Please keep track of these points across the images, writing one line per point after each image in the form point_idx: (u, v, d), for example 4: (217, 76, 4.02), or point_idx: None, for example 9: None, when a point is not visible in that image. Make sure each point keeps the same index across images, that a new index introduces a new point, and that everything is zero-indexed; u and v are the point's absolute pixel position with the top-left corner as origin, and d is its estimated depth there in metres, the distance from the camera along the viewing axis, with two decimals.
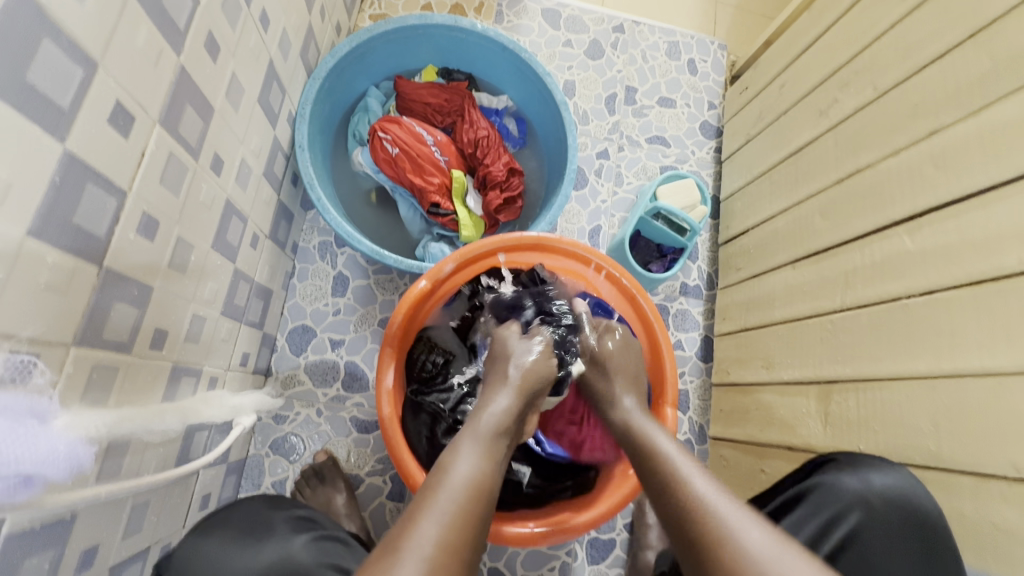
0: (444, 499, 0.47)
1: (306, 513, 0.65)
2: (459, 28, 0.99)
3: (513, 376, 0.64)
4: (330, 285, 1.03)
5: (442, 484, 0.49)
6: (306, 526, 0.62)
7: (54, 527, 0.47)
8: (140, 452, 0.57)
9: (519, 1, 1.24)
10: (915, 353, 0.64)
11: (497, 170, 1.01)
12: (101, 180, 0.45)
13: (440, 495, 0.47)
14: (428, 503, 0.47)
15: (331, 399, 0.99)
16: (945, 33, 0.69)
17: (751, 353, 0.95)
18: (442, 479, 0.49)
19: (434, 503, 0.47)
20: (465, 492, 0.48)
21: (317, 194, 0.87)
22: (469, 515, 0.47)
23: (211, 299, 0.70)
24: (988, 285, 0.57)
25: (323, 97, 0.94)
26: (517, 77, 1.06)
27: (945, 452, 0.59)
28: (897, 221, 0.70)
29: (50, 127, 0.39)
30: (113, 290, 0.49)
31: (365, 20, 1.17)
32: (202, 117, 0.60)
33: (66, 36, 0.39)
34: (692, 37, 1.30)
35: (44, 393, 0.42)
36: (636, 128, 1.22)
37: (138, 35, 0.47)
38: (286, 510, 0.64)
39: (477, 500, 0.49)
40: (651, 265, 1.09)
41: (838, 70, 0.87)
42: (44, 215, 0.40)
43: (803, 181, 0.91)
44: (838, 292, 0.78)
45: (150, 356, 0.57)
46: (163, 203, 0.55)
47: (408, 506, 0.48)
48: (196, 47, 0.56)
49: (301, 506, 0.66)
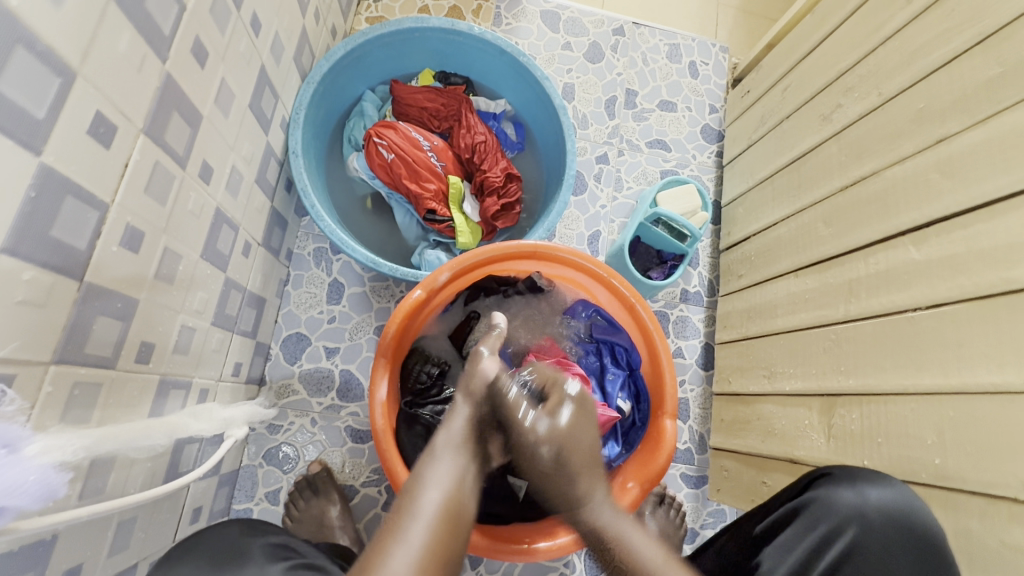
0: (414, 527, 0.50)
1: (281, 541, 0.64)
2: (456, 31, 0.98)
3: (472, 401, 0.65)
4: (325, 292, 1.01)
5: (411, 513, 0.52)
6: (282, 555, 0.61)
7: (32, 550, 0.45)
8: (126, 468, 0.56)
9: (517, 3, 1.23)
10: (922, 367, 0.62)
11: (494, 176, 0.99)
12: (81, 192, 0.44)
13: (409, 523, 0.50)
14: (398, 533, 0.50)
15: (326, 408, 0.97)
16: (951, 38, 0.68)
17: (752, 363, 0.94)
18: (412, 507, 0.52)
19: (405, 531, 0.50)
20: (435, 520, 0.51)
21: (311, 201, 0.85)
22: (441, 541, 0.50)
23: (201, 309, 0.69)
24: (999, 297, 0.56)
25: (318, 102, 0.93)
26: (515, 80, 1.04)
27: (953, 469, 0.58)
28: (902, 231, 0.69)
29: (25, 138, 0.38)
30: (95, 304, 0.48)
31: (361, 23, 1.16)
32: (190, 124, 0.58)
33: (41, 44, 0.38)
34: (693, 39, 1.29)
35: (17, 419, 0.40)
36: (636, 132, 1.21)
37: (121, 41, 0.45)
38: (261, 537, 0.63)
39: (448, 528, 0.51)
40: (651, 272, 1.08)
41: (842, 75, 0.86)
42: (19, 230, 0.39)
43: (806, 188, 0.89)
44: (842, 302, 0.76)
45: (135, 370, 0.56)
46: (149, 214, 0.53)
47: (380, 533, 0.51)
48: (183, 52, 0.55)
49: (276, 533, 0.65)
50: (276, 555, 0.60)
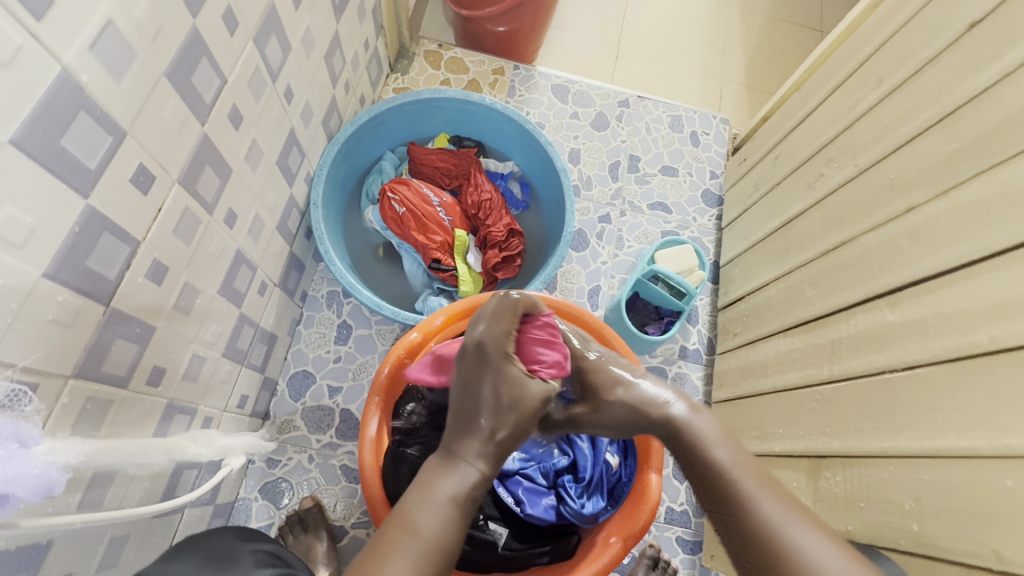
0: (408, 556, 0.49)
1: (272, 548, 0.66)
2: (470, 102, 1.09)
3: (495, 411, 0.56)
4: (333, 333, 1.07)
5: (406, 544, 0.50)
6: (271, 562, 0.63)
7: (29, 552, 0.49)
8: (125, 484, 0.60)
9: (530, 78, 1.35)
10: (900, 431, 0.62)
11: (498, 231, 1.06)
12: (117, 230, 0.51)
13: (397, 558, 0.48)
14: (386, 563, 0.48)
15: (324, 446, 1.00)
16: (916, 116, 0.73)
17: (744, 423, 0.93)
18: (405, 538, 0.50)
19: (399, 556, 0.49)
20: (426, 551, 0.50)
21: (325, 247, 0.93)
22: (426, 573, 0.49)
23: (213, 341, 0.75)
24: (966, 360, 0.57)
25: (340, 159, 1.03)
26: (522, 145, 1.13)
27: (933, 537, 0.56)
28: (880, 293, 0.71)
29: (76, 184, 0.45)
30: (115, 328, 0.54)
31: (388, 93, 1.29)
32: (220, 177, 0.67)
33: (100, 110, 0.46)
34: (694, 111, 1.37)
35: (27, 419, 0.44)
36: (638, 195, 1.27)
37: (166, 108, 0.54)
38: (253, 543, 0.65)
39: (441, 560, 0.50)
40: (648, 327, 1.11)
41: (824, 146, 0.91)
42: (60, 259, 0.45)
43: (794, 250, 0.92)
44: (827, 362, 0.77)
45: (145, 392, 0.62)
46: (174, 252, 0.61)
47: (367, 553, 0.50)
48: (220, 117, 0.64)
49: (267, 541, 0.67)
50: (265, 562, 0.62)
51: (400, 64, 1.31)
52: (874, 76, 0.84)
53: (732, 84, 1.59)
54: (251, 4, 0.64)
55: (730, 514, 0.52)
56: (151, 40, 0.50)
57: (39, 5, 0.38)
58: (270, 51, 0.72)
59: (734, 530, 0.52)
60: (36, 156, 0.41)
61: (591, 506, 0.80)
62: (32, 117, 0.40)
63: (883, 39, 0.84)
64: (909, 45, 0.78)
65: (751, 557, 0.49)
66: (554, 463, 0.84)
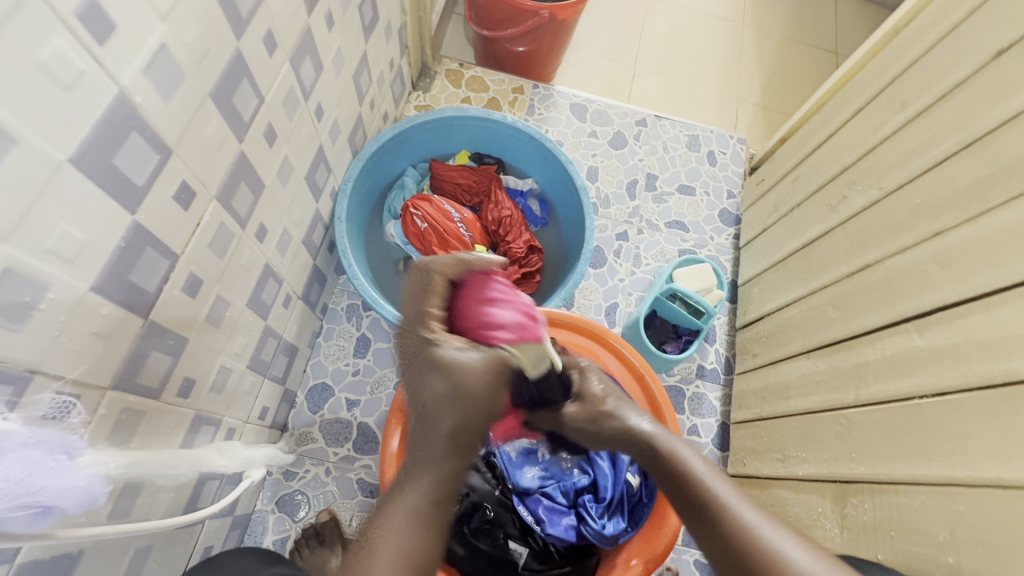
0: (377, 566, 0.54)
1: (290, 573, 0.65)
2: (492, 120, 1.10)
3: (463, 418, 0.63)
4: (352, 346, 1.08)
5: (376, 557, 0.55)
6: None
7: (61, 562, 0.49)
8: (152, 494, 0.61)
9: (550, 97, 1.37)
10: (931, 458, 0.62)
11: (518, 247, 1.08)
12: (158, 245, 0.52)
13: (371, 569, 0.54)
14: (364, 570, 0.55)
15: (341, 459, 1.00)
16: (943, 141, 0.73)
17: (764, 445, 0.93)
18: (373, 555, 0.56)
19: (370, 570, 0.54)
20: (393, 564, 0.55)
21: (349, 261, 0.94)
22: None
23: (239, 352, 0.76)
24: (999, 388, 0.56)
25: (364, 175, 1.04)
26: (542, 163, 1.14)
27: (967, 569, 0.55)
28: (907, 317, 0.70)
29: (125, 201, 0.47)
30: (152, 340, 0.55)
31: (410, 110, 1.31)
32: (254, 192, 0.69)
33: (150, 129, 0.47)
34: (712, 131, 1.38)
35: (75, 431, 0.46)
36: (655, 213, 1.28)
37: (209, 127, 0.56)
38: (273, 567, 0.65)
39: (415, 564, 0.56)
40: (666, 345, 1.10)
41: (847, 168, 0.92)
42: (106, 273, 0.47)
43: (816, 271, 0.92)
44: (852, 386, 0.76)
45: (176, 403, 0.62)
46: (209, 265, 0.62)
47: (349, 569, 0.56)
48: (256, 134, 0.66)
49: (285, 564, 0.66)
50: None
51: (422, 82, 1.34)
52: (898, 100, 0.84)
53: (748, 105, 1.61)
54: (289, 27, 0.66)
55: (709, 515, 0.58)
56: (198, 63, 0.51)
57: (102, 32, 0.40)
58: (304, 71, 0.74)
59: (712, 531, 0.58)
60: (91, 175, 0.42)
61: (611, 527, 0.78)
62: (89, 138, 0.41)
63: (906, 64, 0.85)
64: (934, 71, 0.78)
65: (729, 560, 0.55)
66: (575, 483, 0.84)
